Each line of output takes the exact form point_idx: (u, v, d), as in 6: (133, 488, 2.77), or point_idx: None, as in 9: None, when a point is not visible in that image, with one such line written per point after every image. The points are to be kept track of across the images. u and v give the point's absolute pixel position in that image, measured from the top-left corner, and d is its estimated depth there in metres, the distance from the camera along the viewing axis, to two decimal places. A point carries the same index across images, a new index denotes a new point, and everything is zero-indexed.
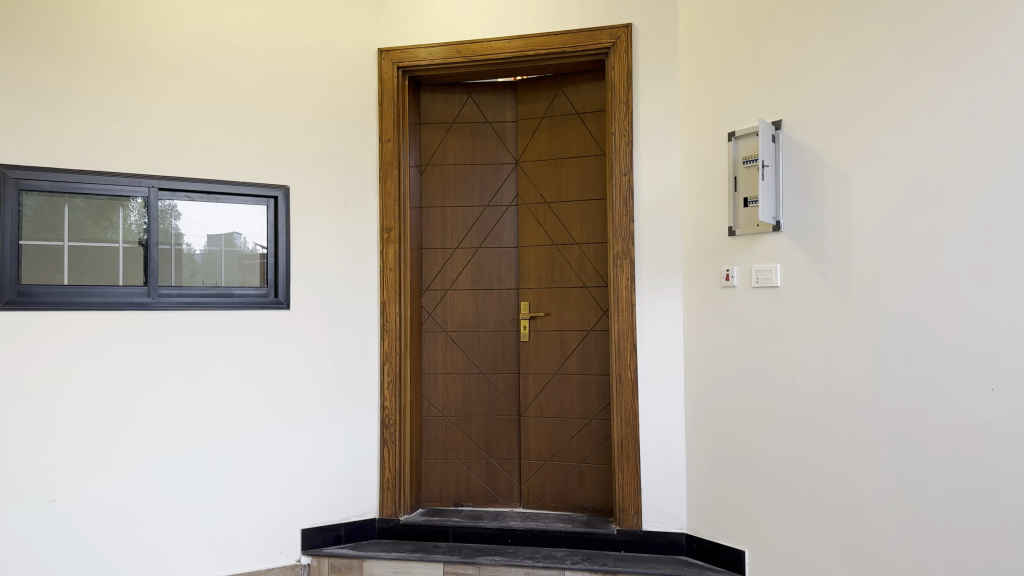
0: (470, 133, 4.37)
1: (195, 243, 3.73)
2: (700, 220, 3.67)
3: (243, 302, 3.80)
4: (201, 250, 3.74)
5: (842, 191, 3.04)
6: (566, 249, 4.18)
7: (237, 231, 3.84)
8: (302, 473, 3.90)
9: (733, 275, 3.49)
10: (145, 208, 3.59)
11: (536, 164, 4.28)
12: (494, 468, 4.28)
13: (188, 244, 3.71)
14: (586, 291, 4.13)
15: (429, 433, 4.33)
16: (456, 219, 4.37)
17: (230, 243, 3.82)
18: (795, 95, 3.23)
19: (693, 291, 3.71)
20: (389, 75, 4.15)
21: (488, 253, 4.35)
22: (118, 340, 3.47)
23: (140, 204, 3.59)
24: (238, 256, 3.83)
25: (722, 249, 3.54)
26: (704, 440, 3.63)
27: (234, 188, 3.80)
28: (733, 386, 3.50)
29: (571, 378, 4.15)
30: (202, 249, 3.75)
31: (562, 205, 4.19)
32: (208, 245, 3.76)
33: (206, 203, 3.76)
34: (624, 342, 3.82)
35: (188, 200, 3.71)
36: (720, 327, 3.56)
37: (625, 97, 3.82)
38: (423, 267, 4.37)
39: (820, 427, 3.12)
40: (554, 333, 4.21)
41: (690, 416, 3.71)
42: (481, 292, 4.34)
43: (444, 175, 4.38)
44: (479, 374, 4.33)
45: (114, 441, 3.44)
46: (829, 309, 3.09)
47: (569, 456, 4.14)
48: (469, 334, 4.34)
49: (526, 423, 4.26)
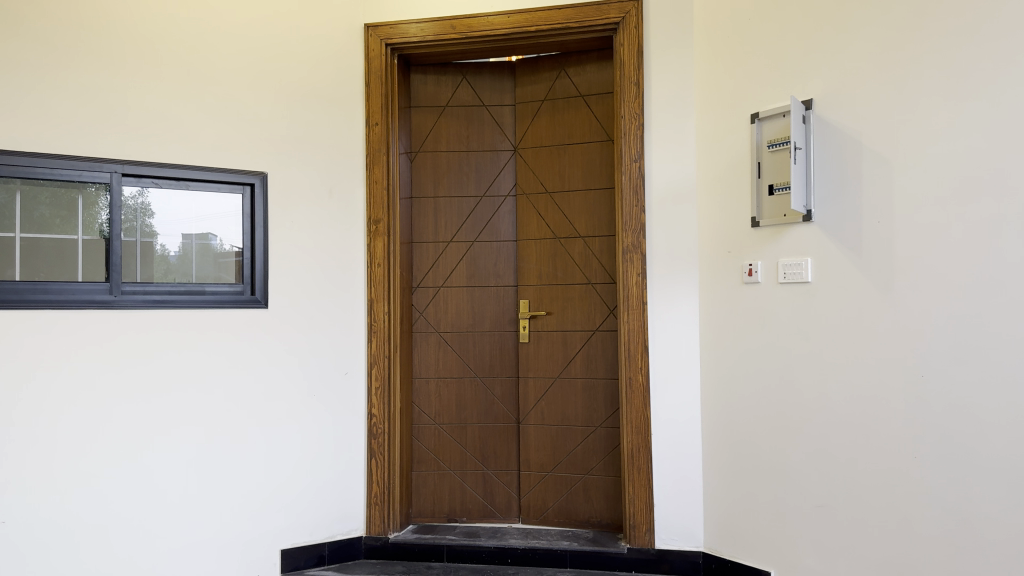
0: (464, 117, 4.01)
1: (170, 243, 3.38)
2: (720, 210, 3.36)
3: (216, 300, 3.45)
4: (177, 250, 3.40)
5: (883, 176, 2.75)
6: (569, 243, 3.84)
7: (213, 232, 3.49)
8: (282, 488, 3.56)
9: (757, 270, 3.19)
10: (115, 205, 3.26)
11: (536, 152, 3.93)
12: (491, 480, 3.93)
13: (161, 245, 3.36)
14: (592, 288, 3.78)
15: (420, 442, 3.96)
16: (450, 209, 4.01)
17: (204, 243, 3.46)
18: (827, 71, 2.94)
19: (712, 288, 3.40)
20: (378, 54, 3.80)
21: (484, 247, 3.99)
22: (77, 340, 3.10)
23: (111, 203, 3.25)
24: (213, 254, 3.48)
25: (746, 241, 3.24)
26: (724, 450, 3.33)
27: (206, 174, 3.44)
28: (755, 391, 3.22)
29: (575, 382, 3.80)
30: (176, 250, 3.40)
31: (565, 196, 3.85)
32: (183, 245, 3.42)
33: (176, 191, 3.41)
34: (634, 343, 3.49)
35: (157, 188, 3.36)
36: (742, 328, 3.27)
37: (636, 77, 3.50)
38: (414, 262, 4.01)
39: (858, 437, 2.82)
40: (556, 334, 3.86)
41: (707, 423, 3.41)
42: (477, 289, 3.99)
43: (436, 163, 4.02)
44: (474, 379, 3.97)
45: (74, 454, 3.07)
46: (868, 307, 2.79)
47: (573, 467, 3.79)
48: (463, 335, 3.98)
49: (525, 431, 3.91)
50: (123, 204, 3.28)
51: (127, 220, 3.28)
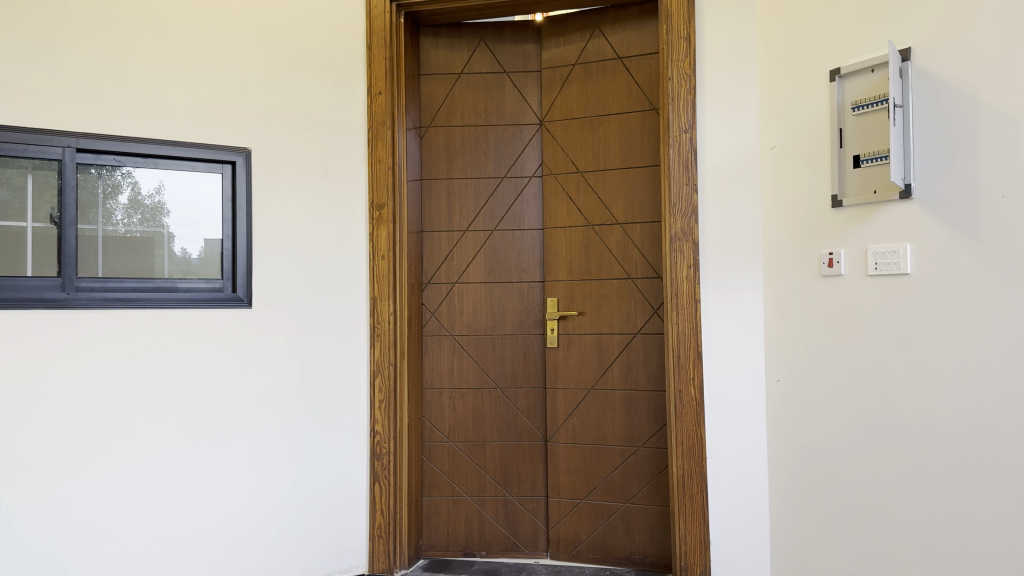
0: (482, 87, 3.45)
1: (190, 247, 2.97)
2: (793, 188, 2.78)
3: (191, 299, 2.93)
4: (197, 255, 2.99)
5: (1008, 138, 2.14)
6: (605, 232, 3.25)
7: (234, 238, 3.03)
8: (271, 520, 3.02)
9: (839, 260, 2.61)
10: (132, 205, 2.87)
11: (566, 125, 3.35)
12: (514, 508, 3.36)
13: (179, 248, 2.95)
14: (631, 284, 3.20)
15: (431, 463, 3.40)
16: (466, 193, 3.45)
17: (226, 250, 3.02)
18: (933, 11, 2.34)
19: (782, 283, 2.83)
20: (380, 12, 3.24)
21: (506, 237, 3.42)
22: (21, 345, 2.60)
23: (127, 204, 2.86)
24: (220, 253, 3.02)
25: (825, 225, 2.66)
26: (798, 478, 2.76)
27: (177, 150, 2.92)
28: (835, 407, 2.64)
29: (612, 395, 3.22)
30: (197, 255, 2.99)
31: (601, 176, 3.27)
32: (205, 249, 3.00)
33: (160, 181, 2.93)
34: (686, 349, 2.91)
35: (136, 170, 2.88)
36: (821, 331, 2.70)
37: (686, 31, 2.93)
38: (423, 256, 3.45)
39: (973, 467, 2.21)
40: (590, 337, 3.28)
41: (777, 446, 2.84)
42: (497, 286, 3.42)
43: (450, 140, 3.46)
44: (494, 390, 3.40)
45: (14, 483, 2.56)
46: (988, 304, 2.18)
47: (610, 494, 3.21)
48: (481, 339, 3.41)
49: (554, 451, 3.33)
50: (139, 204, 2.89)
51: (144, 221, 2.89)
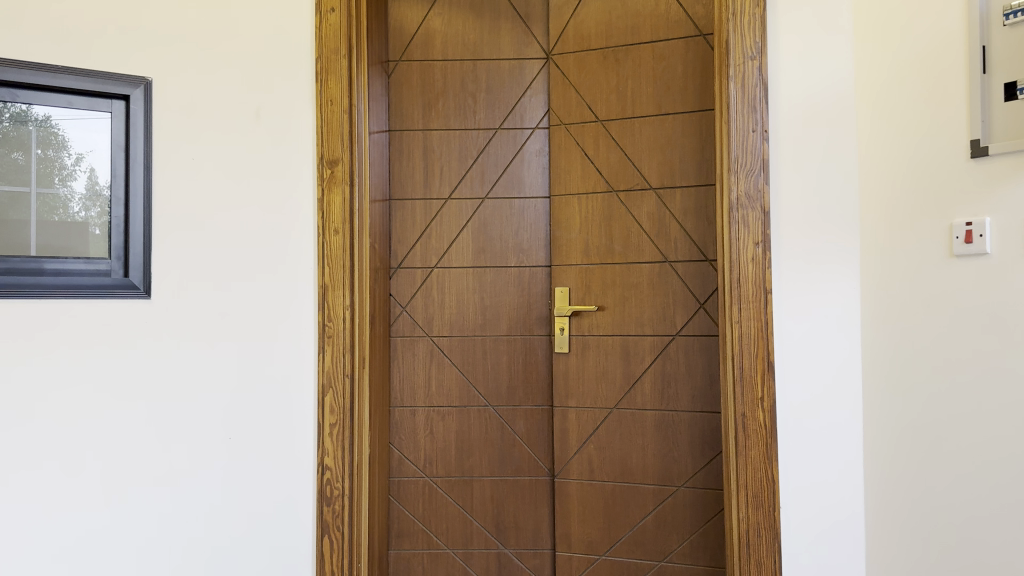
0: (472, 10, 2.63)
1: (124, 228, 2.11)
2: (917, 136, 2.00)
3: (61, 285, 2.02)
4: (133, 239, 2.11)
5: None
6: (634, 199, 2.47)
7: (128, 201, 2.11)
8: None
9: (980, 233, 1.79)
10: (90, 198, 2.09)
11: (581, 61, 2.55)
12: (511, 565, 2.56)
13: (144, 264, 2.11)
14: (669, 267, 2.41)
15: (402, 506, 2.58)
16: (448, 148, 2.63)
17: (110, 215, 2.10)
18: None
19: (901, 267, 2.03)
20: None
21: (500, 207, 2.62)
22: None
23: (84, 194, 2.08)
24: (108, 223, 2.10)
25: (963, 186, 1.86)
26: (926, 542, 1.96)
27: (41, 75, 2.01)
28: (971, 446, 1.83)
29: (643, 418, 2.42)
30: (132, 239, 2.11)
31: (628, 127, 2.47)
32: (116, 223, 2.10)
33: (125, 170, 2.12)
34: (751, 357, 2.09)
35: (92, 154, 2.10)
36: (954, 337, 1.89)
37: None
38: (393, 230, 2.63)
39: None
40: (613, 339, 2.49)
41: (894, 495, 2.04)
42: (489, 271, 2.61)
43: (428, 79, 2.63)
44: (485, 408, 2.59)
45: None
46: None
47: (638, 548, 2.42)
48: (469, 343, 2.60)
49: (564, 490, 2.53)
50: (100, 196, 2.10)
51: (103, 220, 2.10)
